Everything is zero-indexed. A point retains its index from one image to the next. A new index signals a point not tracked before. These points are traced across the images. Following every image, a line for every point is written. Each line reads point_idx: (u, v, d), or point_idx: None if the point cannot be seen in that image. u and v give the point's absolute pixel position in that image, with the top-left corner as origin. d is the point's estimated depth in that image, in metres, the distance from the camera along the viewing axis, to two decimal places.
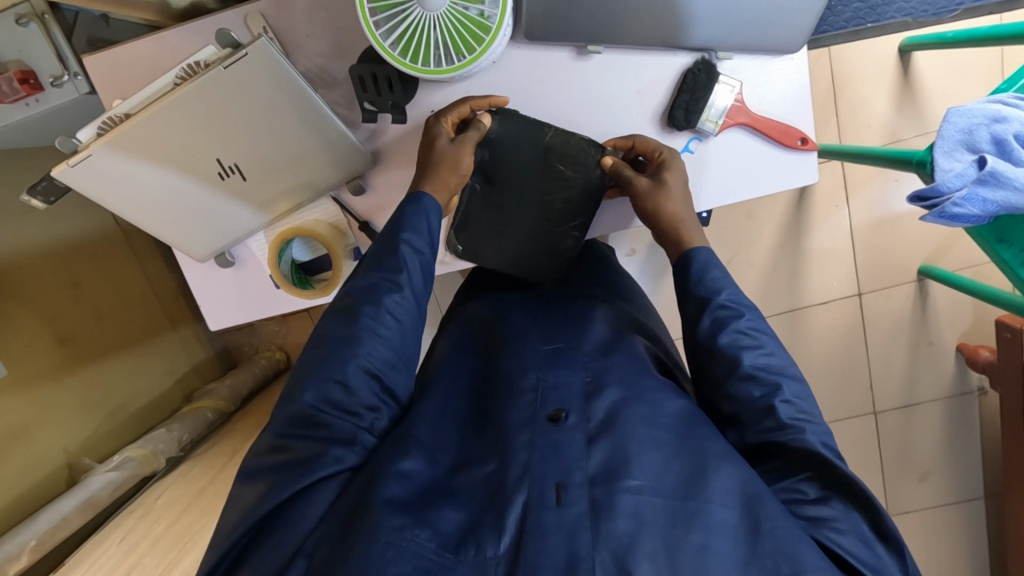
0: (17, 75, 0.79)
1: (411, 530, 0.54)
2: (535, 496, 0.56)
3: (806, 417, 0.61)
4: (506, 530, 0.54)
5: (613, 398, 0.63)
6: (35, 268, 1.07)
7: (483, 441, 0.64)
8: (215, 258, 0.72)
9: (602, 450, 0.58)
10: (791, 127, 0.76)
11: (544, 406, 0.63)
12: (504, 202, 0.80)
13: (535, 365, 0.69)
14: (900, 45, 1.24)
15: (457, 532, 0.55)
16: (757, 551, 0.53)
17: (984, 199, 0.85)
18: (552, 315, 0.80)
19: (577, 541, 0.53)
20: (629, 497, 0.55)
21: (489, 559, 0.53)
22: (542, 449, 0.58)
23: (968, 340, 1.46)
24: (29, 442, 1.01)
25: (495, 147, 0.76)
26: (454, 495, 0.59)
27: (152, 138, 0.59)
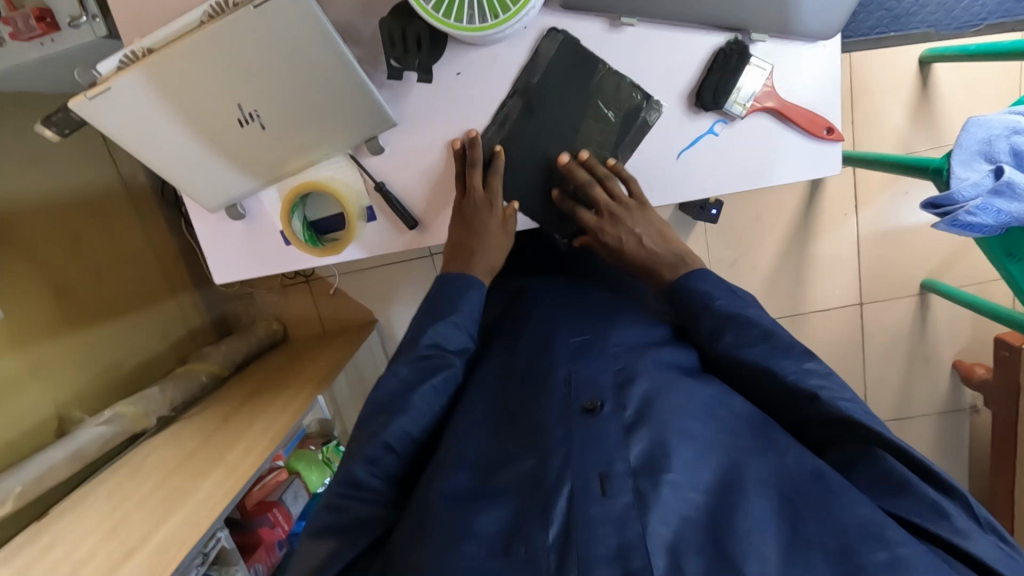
0: (34, 13, 0.80)
1: (457, 545, 0.52)
2: (579, 487, 0.54)
3: (831, 391, 0.59)
4: (554, 519, 0.52)
5: (645, 386, 0.62)
6: (35, 218, 1.05)
7: (516, 439, 0.62)
8: (225, 209, 0.71)
9: (642, 438, 0.57)
10: (819, 116, 0.69)
11: (578, 398, 0.62)
12: (532, 137, 0.70)
13: (565, 357, 0.68)
14: (921, 57, 1.23)
15: (502, 536, 0.53)
16: (799, 538, 0.51)
17: (999, 210, 0.84)
18: (583, 306, 0.79)
19: (628, 531, 0.51)
20: (673, 489, 0.53)
21: (539, 552, 0.51)
22: (581, 441, 0.57)
23: (964, 357, 1.46)
24: (21, 391, 0.99)
25: (537, 71, 0.67)
26: (496, 496, 0.57)
27: (173, 75, 0.58)
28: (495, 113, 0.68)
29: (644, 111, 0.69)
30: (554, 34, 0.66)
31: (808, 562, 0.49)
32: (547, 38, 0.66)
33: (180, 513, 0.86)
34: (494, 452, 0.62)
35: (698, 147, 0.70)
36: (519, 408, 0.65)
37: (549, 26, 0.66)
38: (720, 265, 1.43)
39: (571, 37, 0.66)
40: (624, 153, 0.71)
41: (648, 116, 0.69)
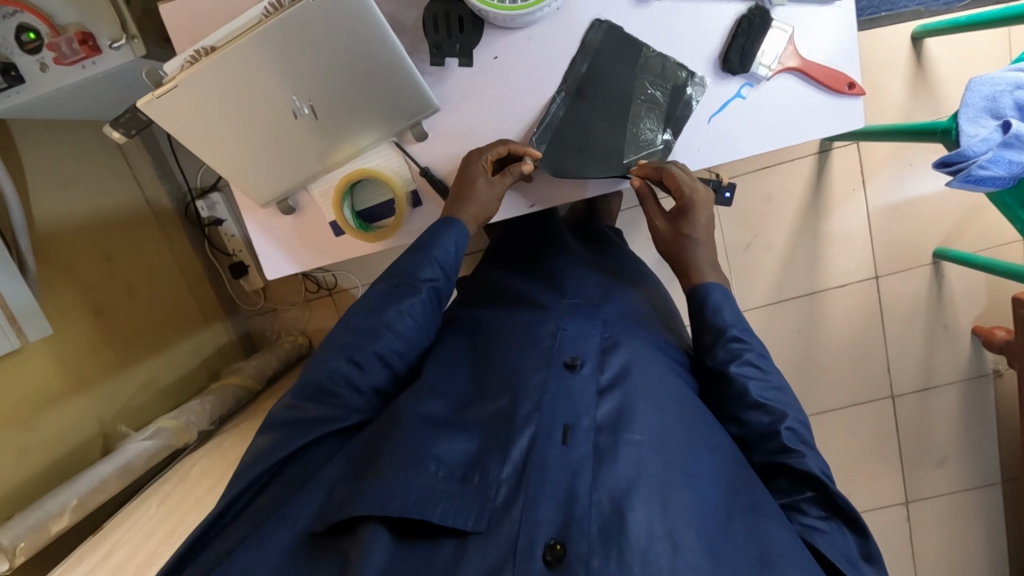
0: (77, 37, 0.83)
1: (421, 467, 0.56)
2: (543, 432, 0.58)
3: (807, 445, 0.63)
4: (510, 458, 0.57)
5: (626, 355, 0.66)
6: (72, 238, 1.08)
7: (490, 380, 0.66)
8: (276, 203, 0.74)
9: (611, 400, 0.61)
10: (839, 71, 0.71)
11: (561, 353, 0.66)
12: (590, 121, 0.73)
13: (557, 314, 0.73)
14: (914, 33, 1.29)
15: (462, 463, 0.58)
16: (728, 528, 0.54)
17: (1010, 160, 0.88)
18: (562, 275, 0.83)
19: (578, 477, 0.55)
20: (631, 447, 0.57)
21: (492, 483, 0.56)
22: (555, 390, 0.61)
23: (983, 322, 1.47)
24: (63, 407, 1.00)
25: (589, 59, 0.71)
26: (466, 427, 0.62)
27: (234, 71, 0.61)
28: (550, 103, 0.72)
29: (689, 87, 0.71)
30: (599, 24, 0.70)
31: (731, 555, 0.52)
32: (596, 30, 0.70)
33: None
34: (470, 392, 0.67)
35: (728, 110, 0.72)
36: (490, 351, 0.70)
37: (591, 17, 0.70)
38: (735, 248, 1.46)
39: (617, 28, 0.70)
40: (674, 129, 0.72)
41: (693, 92, 0.72)
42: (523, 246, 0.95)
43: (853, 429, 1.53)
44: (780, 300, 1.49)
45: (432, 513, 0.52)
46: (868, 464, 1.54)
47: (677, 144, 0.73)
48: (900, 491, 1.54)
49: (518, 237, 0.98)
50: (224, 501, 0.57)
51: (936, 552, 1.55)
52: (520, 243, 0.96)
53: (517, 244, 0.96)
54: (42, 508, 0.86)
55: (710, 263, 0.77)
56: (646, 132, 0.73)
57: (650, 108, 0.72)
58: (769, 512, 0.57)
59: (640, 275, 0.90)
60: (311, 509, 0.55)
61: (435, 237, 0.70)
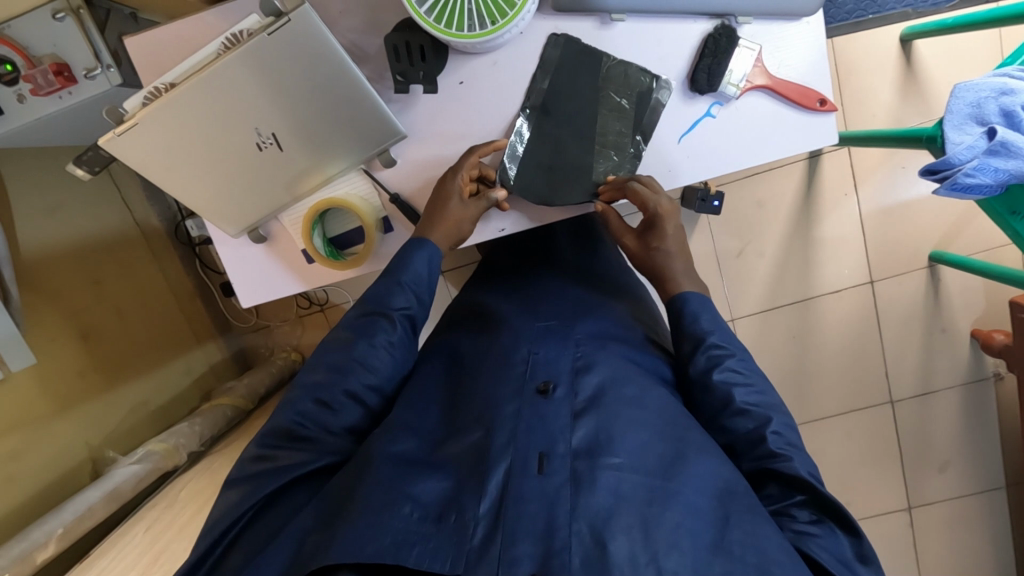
0: (52, 68, 0.83)
1: (394, 506, 0.55)
2: (518, 463, 0.57)
3: (794, 448, 0.62)
4: (487, 493, 0.56)
5: (601, 375, 0.65)
6: (58, 265, 1.08)
7: (464, 414, 0.66)
8: (247, 233, 0.73)
9: (586, 424, 0.60)
10: (809, 88, 0.69)
11: (533, 378, 0.65)
12: (558, 135, 0.72)
13: (529, 338, 0.72)
14: (902, 35, 1.27)
15: (438, 503, 0.58)
16: (722, 541, 0.53)
17: (996, 168, 0.86)
18: (541, 297, 0.82)
19: (556, 510, 0.54)
20: (610, 473, 0.56)
21: (469, 521, 0.55)
22: (529, 419, 0.60)
23: (981, 325, 1.45)
24: (49, 435, 1.00)
25: (549, 74, 0.70)
26: (439, 465, 0.61)
27: (193, 107, 0.61)
28: (516, 121, 0.71)
29: (655, 91, 0.70)
30: (557, 38, 0.69)
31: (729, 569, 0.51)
32: (553, 44, 0.69)
33: None
34: (444, 428, 0.66)
35: (697, 129, 0.71)
36: (467, 386, 0.70)
37: (549, 32, 0.69)
38: (727, 255, 1.45)
39: (574, 40, 0.69)
40: (644, 134, 0.71)
41: (660, 96, 0.70)
42: (508, 264, 0.95)
43: (852, 436, 1.51)
44: (774, 307, 1.47)
45: (406, 557, 0.52)
46: (868, 470, 1.52)
47: (647, 150, 0.72)
48: (901, 497, 1.51)
49: (502, 259, 0.97)
50: (198, 552, 0.57)
51: (939, 559, 1.52)
52: (504, 263, 0.95)
53: (501, 263, 0.96)
54: (26, 538, 0.85)
55: (686, 279, 0.75)
56: (616, 141, 0.71)
57: (617, 116, 0.71)
58: (763, 519, 0.56)
59: (626, 287, 0.89)
60: (286, 553, 0.54)
61: (408, 257, 0.70)
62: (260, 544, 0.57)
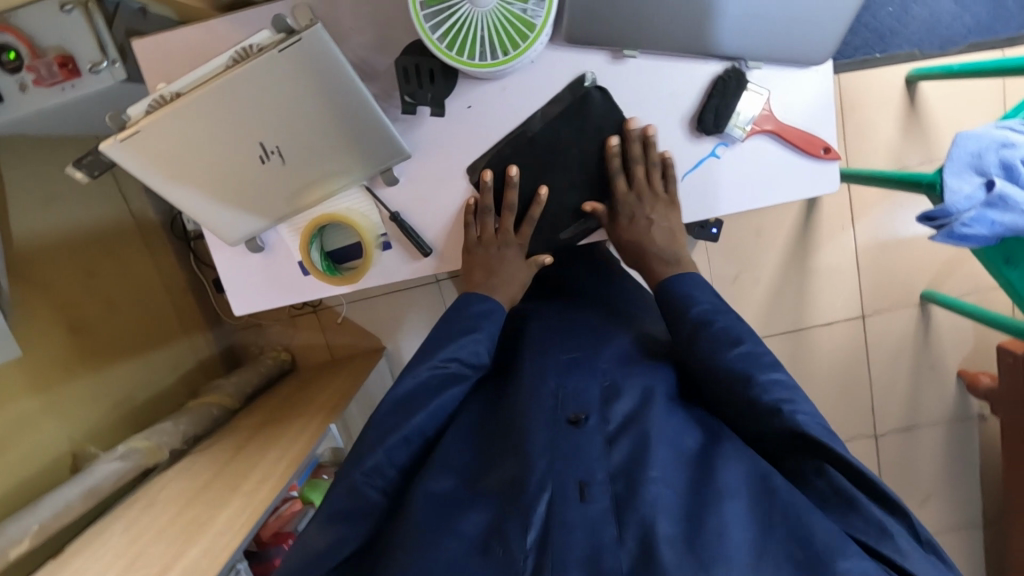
0: (57, 60, 0.82)
1: (439, 540, 0.55)
2: (558, 492, 0.56)
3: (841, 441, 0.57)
4: (532, 524, 0.55)
5: (631, 401, 0.64)
6: (49, 254, 1.07)
7: (497, 446, 0.63)
8: (245, 242, 0.73)
9: (622, 448, 0.59)
10: (814, 136, 0.70)
11: (563, 409, 0.63)
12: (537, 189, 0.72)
13: (550, 364, 0.70)
14: (908, 76, 1.27)
15: (482, 534, 0.57)
16: (767, 543, 0.54)
17: (993, 220, 0.87)
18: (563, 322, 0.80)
19: (601, 536, 0.53)
20: (654, 490, 0.55)
21: (517, 553, 0.54)
22: (563, 450, 0.59)
23: (968, 365, 1.47)
24: (35, 428, 0.99)
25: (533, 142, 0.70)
26: (476, 499, 0.59)
27: (199, 118, 0.60)
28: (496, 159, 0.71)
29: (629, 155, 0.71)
30: (583, 81, 0.68)
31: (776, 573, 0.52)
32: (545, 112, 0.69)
33: (201, 541, 0.85)
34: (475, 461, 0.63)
35: (700, 167, 0.71)
36: (501, 415, 0.66)
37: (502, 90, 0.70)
38: (722, 281, 1.45)
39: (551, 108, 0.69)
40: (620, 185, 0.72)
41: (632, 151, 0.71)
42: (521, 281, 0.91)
43: None
44: (766, 335, 1.48)
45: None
46: None
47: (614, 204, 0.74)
48: None
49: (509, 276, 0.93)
50: None
51: None
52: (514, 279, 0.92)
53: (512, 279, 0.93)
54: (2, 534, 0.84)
55: None
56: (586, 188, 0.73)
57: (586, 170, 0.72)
58: (804, 511, 0.54)
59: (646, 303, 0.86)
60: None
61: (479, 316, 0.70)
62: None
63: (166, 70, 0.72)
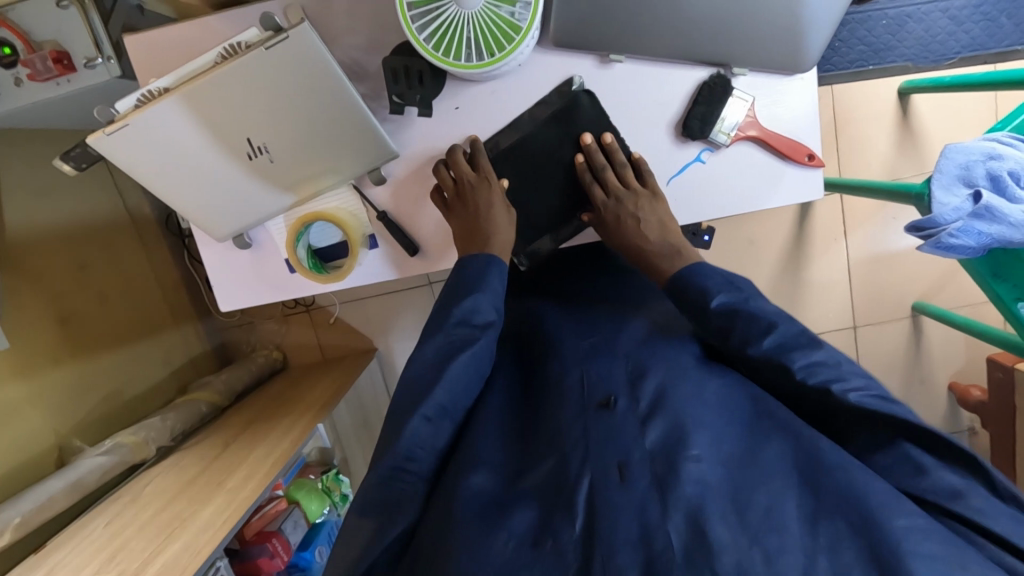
0: (51, 55, 0.83)
1: (485, 539, 0.51)
2: (599, 477, 0.53)
3: (882, 399, 0.54)
4: (577, 514, 0.51)
5: (658, 378, 0.59)
6: (40, 246, 1.07)
7: (535, 439, 0.59)
8: (233, 238, 0.73)
9: (658, 428, 0.55)
10: (799, 143, 0.71)
11: (591, 395, 0.59)
12: (526, 187, 0.73)
13: (570, 352, 0.66)
14: (901, 88, 1.28)
15: (530, 531, 0.52)
16: (820, 508, 0.50)
17: (980, 231, 0.88)
18: (584, 309, 0.76)
19: (648, 514, 0.50)
20: (694, 467, 0.52)
21: (566, 546, 0.50)
22: (595, 435, 0.55)
23: (959, 378, 1.47)
24: (21, 421, 0.99)
25: (520, 144, 0.71)
26: (519, 499, 0.55)
27: (187, 115, 0.61)
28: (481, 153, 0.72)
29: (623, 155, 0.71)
30: (571, 83, 0.69)
31: (833, 538, 0.48)
32: (531, 116, 0.70)
33: (180, 539, 0.84)
34: (509, 460, 0.59)
35: (685, 173, 0.72)
36: (535, 408, 0.63)
37: (487, 94, 0.70)
38: None
39: (537, 111, 0.70)
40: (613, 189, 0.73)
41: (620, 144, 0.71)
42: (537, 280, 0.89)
43: None
44: None
45: None
46: None
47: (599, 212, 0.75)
48: None
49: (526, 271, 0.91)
50: None
51: None
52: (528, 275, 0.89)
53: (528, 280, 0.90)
54: None
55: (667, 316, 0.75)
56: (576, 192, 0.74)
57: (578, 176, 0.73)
58: (853, 466, 0.52)
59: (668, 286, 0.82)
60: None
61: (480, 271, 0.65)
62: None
63: (158, 66, 0.72)
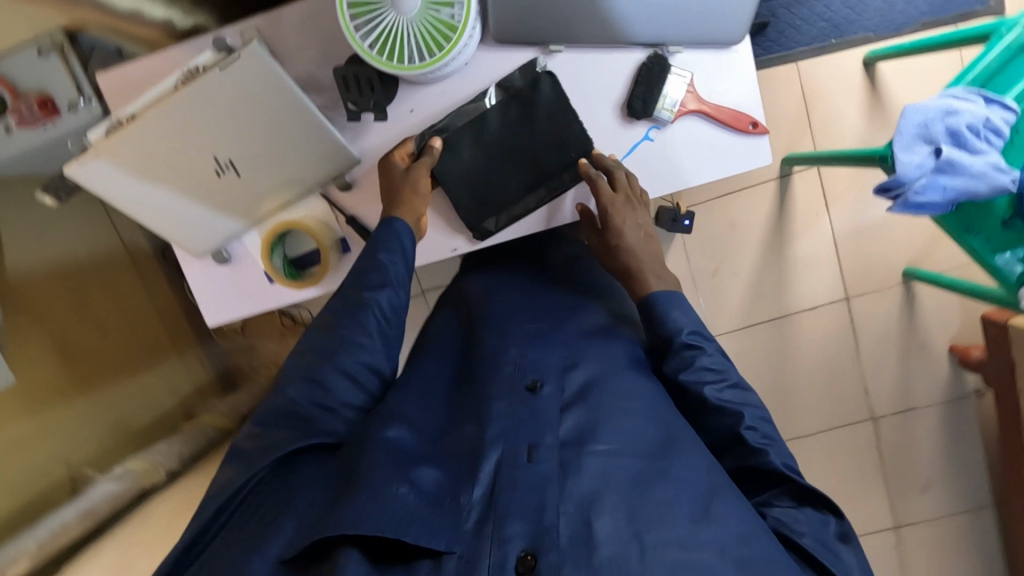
0: (37, 100, 0.88)
1: (394, 487, 0.56)
2: (509, 454, 0.60)
3: (771, 440, 0.66)
4: (480, 481, 0.59)
5: (588, 371, 0.69)
6: (41, 286, 1.11)
7: (468, 407, 0.69)
8: (212, 254, 0.77)
9: (573, 417, 0.64)
10: (741, 112, 0.73)
11: (523, 377, 0.69)
12: (493, 165, 0.75)
13: (517, 339, 0.75)
14: (864, 58, 1.30)
15: (436, 492, 0.59)
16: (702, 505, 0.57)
17: (944, 185, 0.89)
18: (536, 293, 0.86)
19: (547, 492, 0.57)
20: (597, 456, 0.59)
21: (464, 506, 0.58)
22: (520, 413, 0.64)
23: (959, 341, 1.46)
24: (31, 453, 1.03)
25: (484, 125, 0.73)
26: (437, 459, 0.63)
27: (152, 138, 0.65)
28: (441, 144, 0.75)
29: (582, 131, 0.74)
30: (537, 64, 0.72)
31: (710, 532, 0.54)
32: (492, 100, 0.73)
33: None
34: (441, 427, 0.69)
35: (635, 151, 0.74)
36: (473, 384, 0.73)
37: (440, 93, 0.74)
38: (702, 275, 1.46)
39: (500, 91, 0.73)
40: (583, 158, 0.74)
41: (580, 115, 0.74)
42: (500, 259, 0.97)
43: (834, 454, 1.50)
44: (750, 325, 1.48)
45: (406, 533, 0.53)
46: (848, 491, 1.50)
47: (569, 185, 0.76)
48: (887, 516, 1.49)
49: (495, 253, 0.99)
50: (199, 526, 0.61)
51: None
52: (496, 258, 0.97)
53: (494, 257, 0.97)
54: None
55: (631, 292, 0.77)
56: (543, 167, 0.75)
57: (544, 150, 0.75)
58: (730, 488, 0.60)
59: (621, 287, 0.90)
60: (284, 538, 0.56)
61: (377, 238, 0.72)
62: (245, 535, 0.58)
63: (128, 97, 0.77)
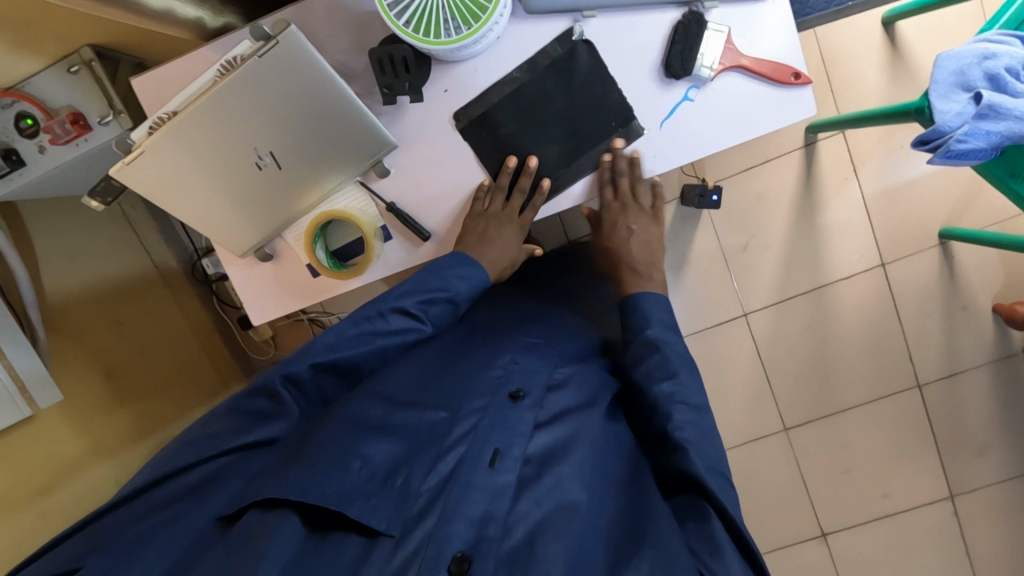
0: (69, 118, 0.88)
1: (348, 466, 0.60)
2: (474, 453, 0.63)
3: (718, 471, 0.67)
4: (435, 471, 0.63)
5: (569, 399, 0.74)
6: (80, 307, 1.12)
7: (440, 392, 0.71)
8: (253, 252, 0.76)
9: (545, 436, 0.68)
10: (782, 64, 0.72)
11: (507, 385, 0.72)
12: (534, 137, 0.75)
13: (511, 350, 0.80)
14: (883, 18, 1.28)
15: (386, 467, 0.62)
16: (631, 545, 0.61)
17: (988, 131, 0.85)
18: (531, 319, 0.92)
19: (496, 503, 0.60)
20: (554, 477, 0.64)
21: (413, 490, 0.61)
22: (494, 417, 0.67)
23: (1003, 300, 1.42)
24: (78, 475, 1.04)
25: (521, 95, 0.73)
26: (394, 431, 0.65)
27: (194, 133, 0.65)
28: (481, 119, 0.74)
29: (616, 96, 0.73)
30: (572, 33, 0.72)
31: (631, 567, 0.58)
32: (525, 72, 0.73)
33: None
34: (408, 396, 0.70)
35: (675, 113, 0.73)
36: (448, 371, 0.76)
37: (474, 67, 0.73)
38: (733, 251, 1.44)
39: (534, 60, 0.73)
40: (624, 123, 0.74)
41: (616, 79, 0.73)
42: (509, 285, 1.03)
43: (882, 424, 1.46)
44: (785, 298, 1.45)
45: (348, 508, 0.57)
46: (898, 461, 1.46)
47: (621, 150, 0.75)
48: (941, 486, 1.45)
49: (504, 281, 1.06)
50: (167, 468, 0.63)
51: (989, 549, 1.45)
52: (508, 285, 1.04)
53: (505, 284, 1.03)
54: None
55: None
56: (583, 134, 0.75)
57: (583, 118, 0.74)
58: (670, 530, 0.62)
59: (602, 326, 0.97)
60: (223, 498, 0.61)
61: (447, 275, 0.75)
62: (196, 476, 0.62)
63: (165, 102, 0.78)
